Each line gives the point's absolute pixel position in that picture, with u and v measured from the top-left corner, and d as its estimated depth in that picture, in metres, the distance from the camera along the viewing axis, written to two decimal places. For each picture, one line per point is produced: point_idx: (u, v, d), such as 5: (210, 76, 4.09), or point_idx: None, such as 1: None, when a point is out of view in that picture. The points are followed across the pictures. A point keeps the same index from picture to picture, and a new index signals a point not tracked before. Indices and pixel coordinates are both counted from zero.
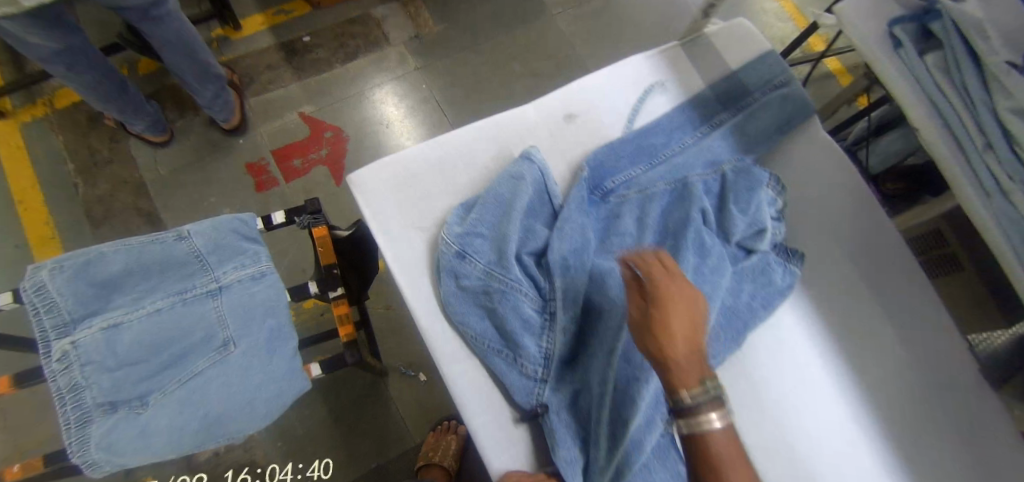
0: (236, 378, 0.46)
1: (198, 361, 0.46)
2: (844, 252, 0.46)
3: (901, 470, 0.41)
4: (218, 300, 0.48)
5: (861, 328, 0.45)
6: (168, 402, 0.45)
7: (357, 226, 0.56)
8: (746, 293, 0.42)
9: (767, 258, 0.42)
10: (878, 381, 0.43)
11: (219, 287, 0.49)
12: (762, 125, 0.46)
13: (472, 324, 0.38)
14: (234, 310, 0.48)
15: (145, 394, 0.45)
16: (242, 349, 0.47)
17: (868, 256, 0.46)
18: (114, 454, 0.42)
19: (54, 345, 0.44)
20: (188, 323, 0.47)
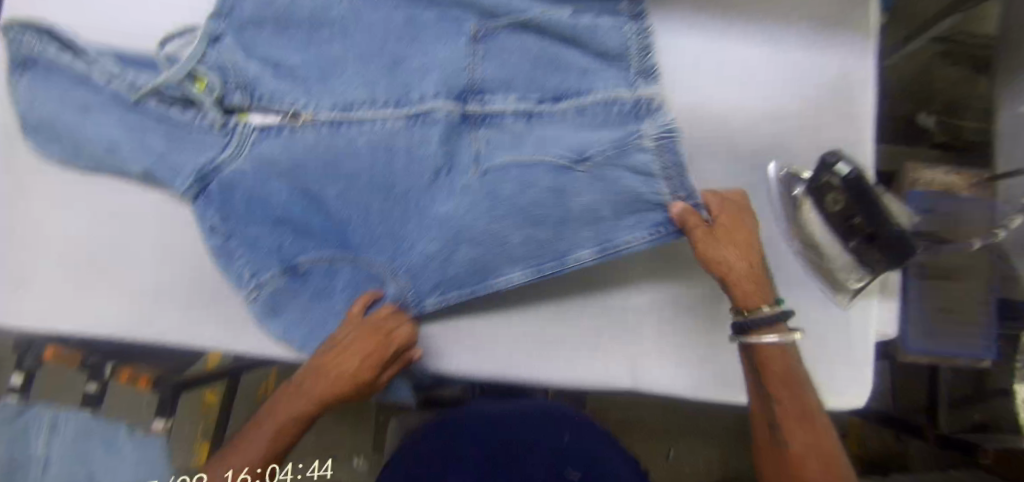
0: (141, 135, 0.70)
1: (207, 121, 0.70)
2: (735, 127, 0.77)
3: (173, 241, 0.73)
4: (257, 77, 0.70)
5: (340, 207, 0.71)
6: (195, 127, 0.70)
7: (315, 175, 0.70)
8: (442, 61, 0.70)
9: (427, 113, 0.69)
10: (346, 207, 0.71)
11: (253, 106, 0.70)
12: (643, 94, 0.69)
13: (462, 136, 0.71)
14: (276, 76, 0.70)
15: (30, 122, 0.71)
16: (236, 101, 0.70)
17: (751, 117, 0.77)
18: (168, 117, 0.70)
19: (218, 12, 0.70)
20: (241, 88, 0.70)
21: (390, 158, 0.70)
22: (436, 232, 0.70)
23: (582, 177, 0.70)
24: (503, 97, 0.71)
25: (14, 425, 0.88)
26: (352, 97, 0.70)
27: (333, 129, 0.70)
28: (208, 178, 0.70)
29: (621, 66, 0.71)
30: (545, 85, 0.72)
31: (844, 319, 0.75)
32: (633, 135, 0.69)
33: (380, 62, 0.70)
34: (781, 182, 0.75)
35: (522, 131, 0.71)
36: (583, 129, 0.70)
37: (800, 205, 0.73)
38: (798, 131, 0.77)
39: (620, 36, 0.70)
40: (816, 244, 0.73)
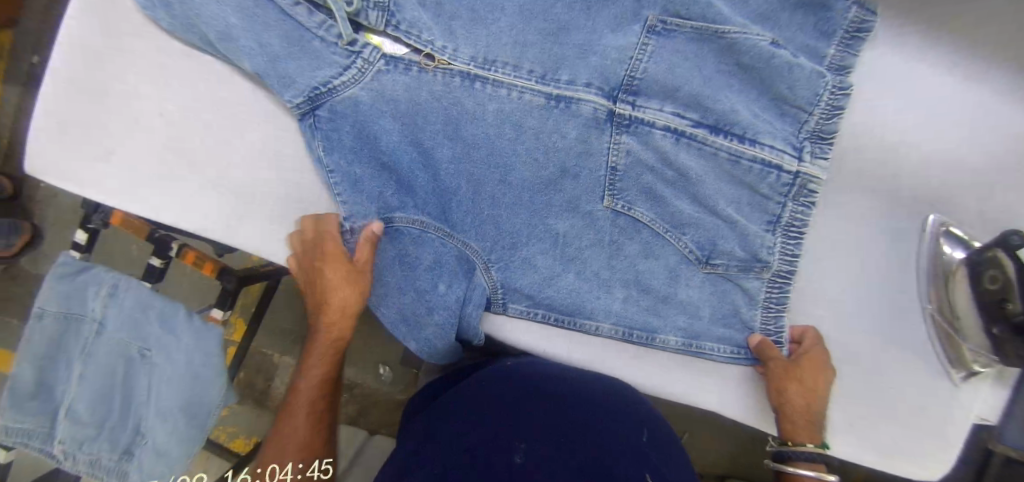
0: (257, 30, 0.63)
1: (333, 33, 0.64)
2: (905, 171, 0.68)
3: (264, 154, 0.67)
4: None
5: (459, 164, 0.65)
6: (316, 37, 0.64)
7: (443, 123, 0.65)
8: (608, 50, 0.65)
9: (577, 97, 0.65)
10: (465, 166, 0.65)
11: (388, 29, 0.64)
12: (807, 167, 0.64)
13: (600, 140, 0.65)
14: (422, 6, 0.65)
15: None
16: (370, 20, 0.64)
17: (923, 165, 0.68)
18: (293, 17, 0.63)
19: None
20: (377, 6, 0.63)
21: (522, 124, 0.65)
22: (541, 239, 0.67)
23: (713, 222, 0.65)
24: (658, 106, 0.65)
25: (75, 280, 0.88)
26: (503, 60, 0.65)
27: (474, 88, 0.65)
28: (318, 100, 0.64)
29: (799, 119, 0.66)
30: (710, 107, 0.65)
31: (956, 396, 0.71)
32: (783, 190, 0.65)
33: (539, 24, 0.66)
34: (936, 241, 0.68)
35: (667, 153, 0.65)
36: (732, 176, 0.65)
37: (954, 272, 0.67)
38: (970, 189, 0.69)
39: (814, 89, 0.65)
40: (958, 315, 0.67)
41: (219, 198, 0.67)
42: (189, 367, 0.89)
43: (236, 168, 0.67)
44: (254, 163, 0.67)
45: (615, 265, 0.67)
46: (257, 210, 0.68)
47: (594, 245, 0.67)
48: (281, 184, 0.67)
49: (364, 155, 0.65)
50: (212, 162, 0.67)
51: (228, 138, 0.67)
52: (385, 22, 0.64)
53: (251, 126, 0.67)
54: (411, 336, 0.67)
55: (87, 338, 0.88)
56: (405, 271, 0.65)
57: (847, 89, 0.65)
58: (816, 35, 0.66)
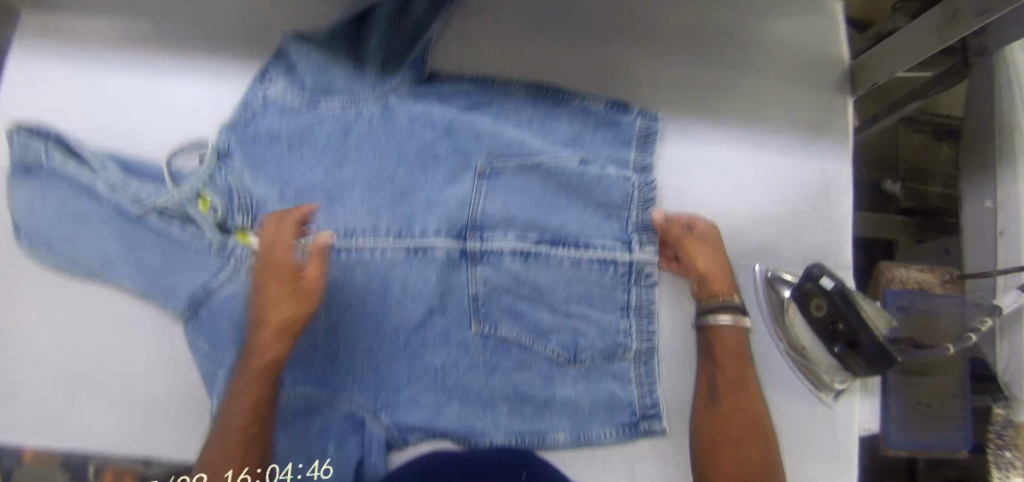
0: (138, 255, 0.71)
1: (205, 242, 0.71)
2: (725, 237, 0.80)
3: (161, 360, 0.72)
4: (260, 201, 0.73)
5: (340, 328, 0.73)
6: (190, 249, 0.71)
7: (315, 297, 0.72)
8: (449, 199, 0.76)
9: (429, 246, 0.74)
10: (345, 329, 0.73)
11: (252, 228, 0.73)
12: (639, 256, 0.75)
13: (459, 275, 0.74)
14: (279, 200, 0.74)
15: (26, 231, 0.71)
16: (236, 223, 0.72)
17: (737, 228, 0.80)
18: (166, 236, 0.71)
19: (232, 138, 0.74)
20: (240, 211, 0.72)
21: (388, 280, 0.74)
22: (419, 377, 0.73)
23: (572, 319, 0.75)
24: (502, 234, 0.75)
25: None
26: (359, 229, 0.74)
27: (340, 259, 0.73)
28: (201, 302, 0.71)
29: (622, 218, 0.76)
30: (545, 225, 0.76)
31: (829, 420, 0.78)
32: (624, 279, 0.75)
33: (386, 191, 0.75)
34: (768, 288, 0.79)
35: (518, 273, 0.75)
36: (579, 278, 0.75)
37: (788, 309, 0.77)
38: (781, 235, 0.81)
39: (624, 190, 0.76)
40: (803, 347, 0.77)
41: (124, 412, 0.71)
42: None
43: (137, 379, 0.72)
44: (154, 370, 0.72)
45: (501, 381, 0.74)
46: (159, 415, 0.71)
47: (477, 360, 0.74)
48: (179, 385, 0.72)
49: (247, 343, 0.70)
50: (113, 378, 0.72)
51: (126, 353, 0.72)
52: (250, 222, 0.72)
53: (146, 337, 0.72)
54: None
55: None
56: (293, 441, 0.70)
57: (652, 186, 0.78)
58: (620, 144, 0.79)
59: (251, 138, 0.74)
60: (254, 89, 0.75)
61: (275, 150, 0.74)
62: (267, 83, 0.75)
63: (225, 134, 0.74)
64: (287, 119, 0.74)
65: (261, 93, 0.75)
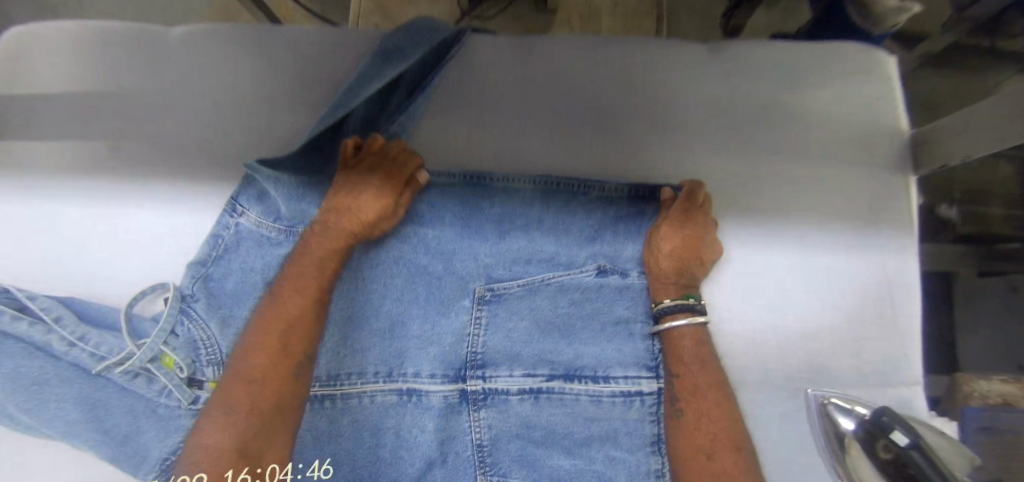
0: (100, 418, 0.64)
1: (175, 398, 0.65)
2: (770, 353, 0.68)
3: None
4: (231, 351, 0.65)
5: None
6: (157, 408, 0.65)
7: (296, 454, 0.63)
8: (445, 333, 0.66)
9: (424, 388, 0.65)
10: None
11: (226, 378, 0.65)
12: (669, 382, 0.66)
13: (461, 418, 0.65)
14: None
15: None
16: (208, 377, 0.64)
17: (787, 345, 0.69)
18: (133, 393, 0.65)
19: (199, 276, 0.66)
20: (209, 362, 0.64)
21: (378, 429, 0.65)
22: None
23: (594, 466, 0.64)
24: (507, 372, 0.65)
25: None
26: (346, 372, 0.65)
27: (324, 406, 0.64)
28: (172, 470, 0.62)
29: (648, 336, 0.67)
30: (555, 358, 0.66)
31: None
32: (651, 413, 0.65)
33: (374, 326, 0.67)
34: (827, 419, 0.65)
35: (528, 416, 0.65)
36: (598, 417, 0.65)
37: (848, 444, 0.63)
38: (838, 349, 0.68)
39: (646, 305, 0.68)
40: None
41: None
42: None
43: None
44: None
45: None
46: None
47: None
48: None
49: None
50: None
51: None
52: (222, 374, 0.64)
53: None
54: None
55: None
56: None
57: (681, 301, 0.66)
58: (639, 251, 0.69)
59: (221, 278, 0.67)
60: (223, 220, 0.67)
61: (251, 287, 0.67)
62: (237, 213, 0.67)
63: (191, 272, 0.66)
64: (265, 253, 0.67)
65: (232, 224, 0.67)
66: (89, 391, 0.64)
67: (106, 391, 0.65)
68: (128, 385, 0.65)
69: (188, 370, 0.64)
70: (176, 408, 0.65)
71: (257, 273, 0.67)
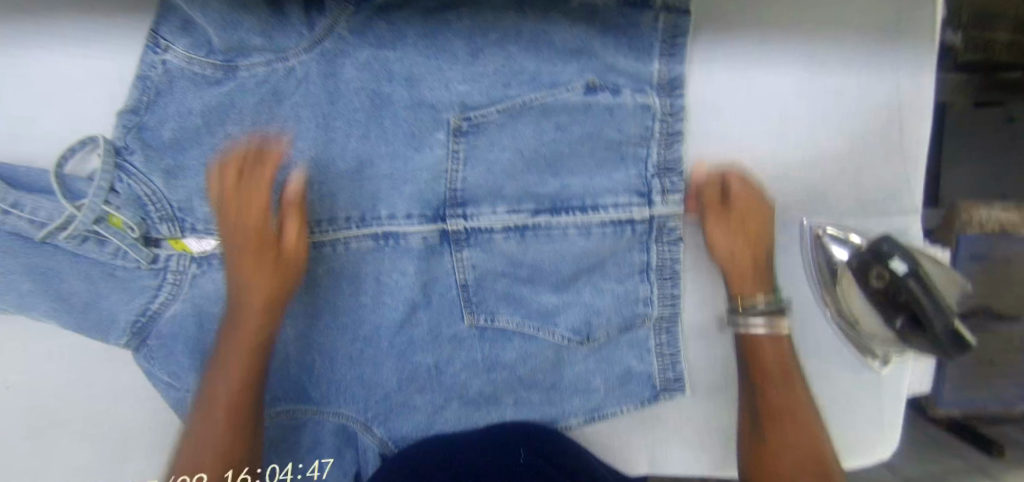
0: (50, 286, 0.58)
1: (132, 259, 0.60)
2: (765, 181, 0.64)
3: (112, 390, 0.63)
4: (183, 206, 0.59)
5: (309, 337, 0.62)
6: (114, 272, 0.60)
7: (275, 303, 0.61)
8: (421, 171, 0.61)
9: (402, 230, 0.60)
10: (317, 337, 0.62)
11: (184, 234, 0.60)
12: (660, 208, 0.62)
13: (444, 260, 0.62)
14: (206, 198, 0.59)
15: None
16: (165, 233, 0.60)
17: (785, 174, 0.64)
18: (87, 258, 0.59)
19: (132, 124, 0.58)
20: (161, 218, 0.59)
21: (355, 277, 0.61)
22: (412, 378, 0.64)
23: (584, 299, 0.63)
24: (490, 209, 0.61)
25: None
26: (316, 218, 0.60)
27: (297, 255, 0.61)
28: (145, 330, 0.60)
29: (640, 158, 0.62)
30: (541, 191, 0.61)
31: (877, 388, 0.69)
32: (641, 243, 0.63)
33: (340, 169, 0.61)
34: (818, 245, 0.64)
35: (514, 254, 0.62)
36: (588, 251, 0.62)
37: (841, 275, 0.64)
38: (838, 178, 0.64)
39: (640, 127, 0.62)
40: (855, 319, 0.65)
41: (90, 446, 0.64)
42: None
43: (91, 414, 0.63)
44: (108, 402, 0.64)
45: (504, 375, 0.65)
46: (132, 446, 0.65)
47: (474, 348, 0.64)
48: (141, 414, 0.64)
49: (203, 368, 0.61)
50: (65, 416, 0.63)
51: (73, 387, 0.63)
52: (178, 230, 0.60)
53: (90, 368, 0.63)
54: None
55: None
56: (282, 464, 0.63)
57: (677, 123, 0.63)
58: (629, 73, 0.62)
59: (156, 126, 0.59)
60: (147, 57, 0.58)
61: (194, 134, 0.59)
62: (162, 44, 0.58)
63: (124, 120, 0.59)
64: (201, 94, 0.59)
65: (158, 58, 0.58)
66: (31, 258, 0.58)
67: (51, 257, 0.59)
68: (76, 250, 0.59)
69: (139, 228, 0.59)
70: (134, 270, 0.60)
71: (197, 117, 0.59)
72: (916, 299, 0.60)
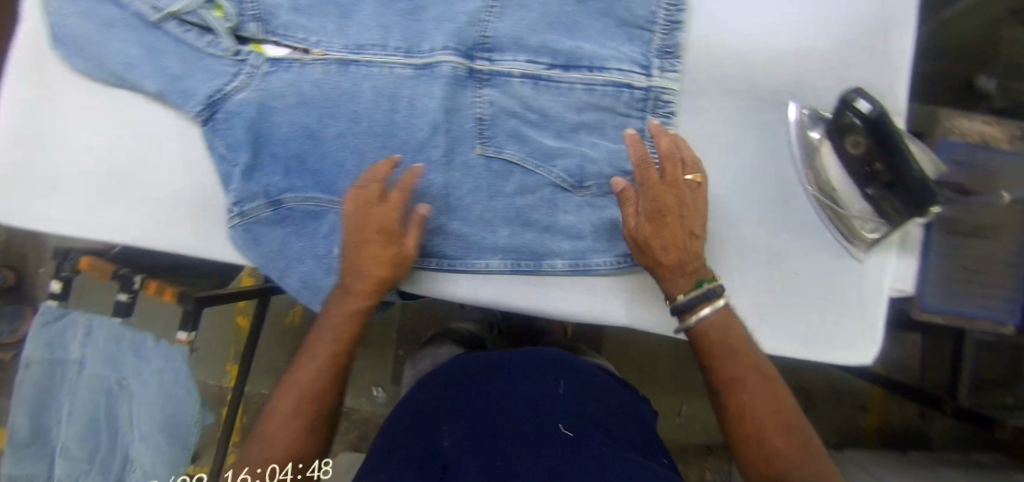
0: (157, 60, 0.73)
1: (220, 49, 0.72)
2: (759, 72, 0.73)
3: (178, 164, 0.75)
4: (272, 17, 0.72)
5: (344, 140, 0.73)
6: (203, 56, 0.73)
7: (324, 103, 0.73)
8: (462, 17, 0.72)
9: (438, 61, 0.71)
10: (352, 143, 0.73)
11: (266, 36, 0.73)
12: (656, 81, 0.70)
13: (468, 94, 0.72)
14: (290, 12, 0.73)
15: (59, 37, 0.75)
16: (250, 31, 0.73)
17: (776, 66, 0.73)
18: (186, 42, 0.73)
19: None
20: (252, 20, 0.73)
21: (393, 95, 0.73)
22: (426, 193, 0.72)
23: (584, 147, 0.71)
24: (512, 57, 0.71)
25: (55, 325, 0.96)
26: (372, 43, 0.73)
27: (350, 69, 0.73)
28: (216, 106, 0.72)
29: (644, 40, 0.71)
30: (557, 48, 0.71)
31: (857, 271, 0.72)
32: (641, 104, 0.70)
33: (398, 8, 0.73)
34: (800, 126, 0.72)
35: (528, 97, 0.71)
36: (591, 104, 0.71)
37: (819, 148, 0.70)
38: (825, 74, 0.72)
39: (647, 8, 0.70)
40: (833, 187, 0.70)
41: (150, 207, 0.75)
42: (163, 392, 0.94)
43: (157, 180, 0.75)
44: (174, 174, 0.75)
45: (504, 208, 0.71)
46: (181, 217, 0.75)
47: (482, 178, 0.72)
48: (196, 189, 0.75)
49: (254, 148, 0.72)
50: (136, 180, 0.75)
51: (149, 156, 0.75)
52: (261, 32, 0.73)
53: (167, 141, 0.75)
54: (315, 299, 0.73)
55: (71, 378, 0.96)
56: (303, 241, 0.72)
57: (679, 6, 0.70)
58: None
59: None
60: None
61: None
62: None
63: None
64: None
65: None
66: (151, 37, 0.73)
67: (161, 40, 0.73)
68: (182, 37, 0.73)
69: (232, 24, 0.72)
70: (219, 58, 0.73)
71: None
72: (888, 149, 0.63)
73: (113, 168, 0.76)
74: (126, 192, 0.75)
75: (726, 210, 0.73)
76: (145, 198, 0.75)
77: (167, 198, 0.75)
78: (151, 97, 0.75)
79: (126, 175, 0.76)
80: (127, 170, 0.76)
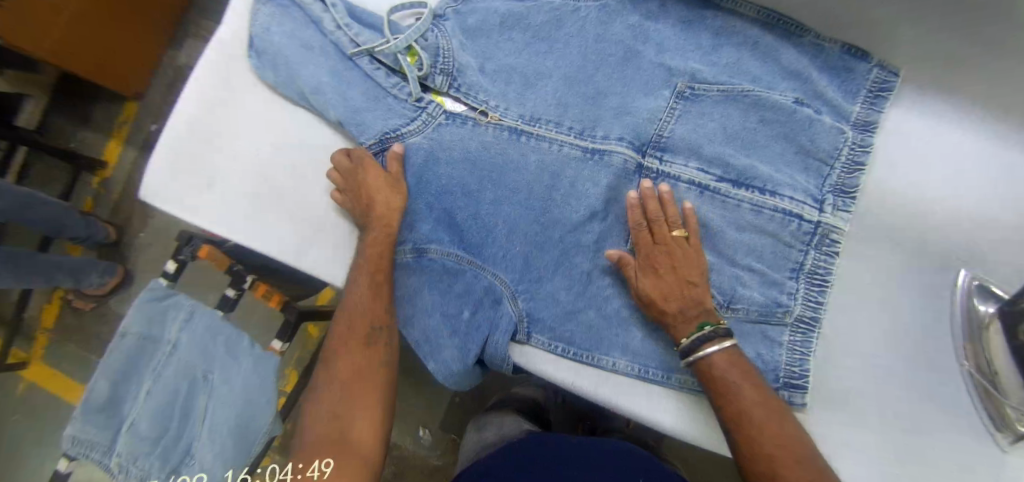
0: (342, 91, 0.76)
1: (403, 94, 0.75)
2: (932, 231, 0.70)
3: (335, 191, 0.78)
4: (459, 75, 0.75)
5: (498, 205, 0.74)
6: (386, 97, 0.75)
7: (487, 165, 0.74)
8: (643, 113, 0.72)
9: (609, 151, 0.72)
10: (505, 210, 0.74)
11: (450, 91, 0.75)
12: (828, 218, 0.68)
13: (631, 189, 0.72)
14: (477, 75, 0.75)
15: (257, 46, 0.79)
16: (434, 84, 0.75)
17: (954, 229, 0.69)
18: (372, 79, 0.76)
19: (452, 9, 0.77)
20: (440, 75, 0.75)
21: (555, 173, 0.73)
22: (566, 275, 0.72)
23: (736, 266, 0.70)
24: (684, 162, 0.71)
25: (159, 304, 1.00)
26: (548, 119, 0.74)
27: (519, 139, 0.74)
28: (387, 147, 0.75)
29: (823, 173, 0.69)
30: (732, 163, 0.70)
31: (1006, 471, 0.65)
32: (807, 238, 0.68)
33: (579, 90, 0.74)
34: (968, 298, 0.68)
35: (691, 204, 0.71)
36: (754, 227, 0.69)
37: (988, 327, 0.66)
38: (1008, 249, 0.68)
39: (836, 143, 0.68)
40: (996, 371, 0.66)
41: (296, 225, 0.77)
42: (245, 395, 0.95)
43: (310, 201, 0.78)
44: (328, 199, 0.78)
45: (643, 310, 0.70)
46: (326, 242, 0.77)
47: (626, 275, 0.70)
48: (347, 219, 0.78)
49: (412, 195, 0.74)
50: (291, 196, 0.78)
51: (309, 177, 0.78)
52: (446, 87, 0.75)
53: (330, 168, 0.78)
54: (432, 355, 0.72)
55: (161, 357, 0.97)
56: (436, 294, 0.72)
57: (869, 149, 0.69)
58: (843, 93, 0.70)
59: (468, 11, 0.77)
60: None
61: (490, 31, 0.76)
62: None
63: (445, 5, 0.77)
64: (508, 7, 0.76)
65: None
66: (341, 71, 0.76)
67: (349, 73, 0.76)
68: (371, 76, 0.76)
69: (421, 74, 0.75)
70: (400, 103, 0.75)
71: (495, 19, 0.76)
72: None
73: (271, 180, 0.78)
74: (278, 205, 0.78)
75: (872, 364, 0.69)
76: (294, 214, 0.78)
77: (316, 222, 0.78)
78: (328, 124, 0.79)
79: (282, 189, 0.78)
80: (284, 185, 0.78)
